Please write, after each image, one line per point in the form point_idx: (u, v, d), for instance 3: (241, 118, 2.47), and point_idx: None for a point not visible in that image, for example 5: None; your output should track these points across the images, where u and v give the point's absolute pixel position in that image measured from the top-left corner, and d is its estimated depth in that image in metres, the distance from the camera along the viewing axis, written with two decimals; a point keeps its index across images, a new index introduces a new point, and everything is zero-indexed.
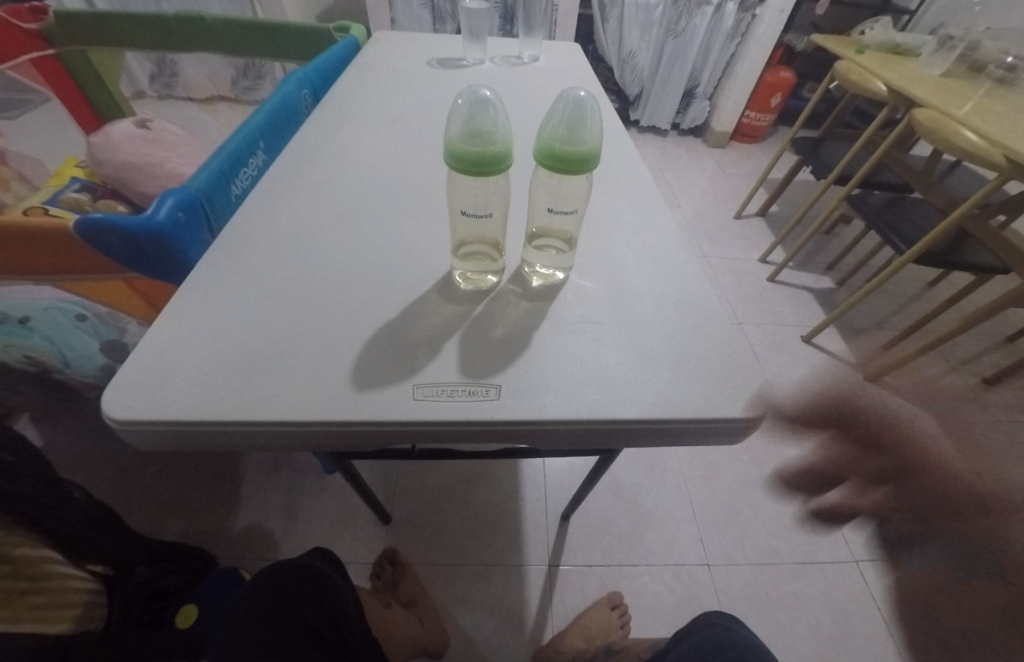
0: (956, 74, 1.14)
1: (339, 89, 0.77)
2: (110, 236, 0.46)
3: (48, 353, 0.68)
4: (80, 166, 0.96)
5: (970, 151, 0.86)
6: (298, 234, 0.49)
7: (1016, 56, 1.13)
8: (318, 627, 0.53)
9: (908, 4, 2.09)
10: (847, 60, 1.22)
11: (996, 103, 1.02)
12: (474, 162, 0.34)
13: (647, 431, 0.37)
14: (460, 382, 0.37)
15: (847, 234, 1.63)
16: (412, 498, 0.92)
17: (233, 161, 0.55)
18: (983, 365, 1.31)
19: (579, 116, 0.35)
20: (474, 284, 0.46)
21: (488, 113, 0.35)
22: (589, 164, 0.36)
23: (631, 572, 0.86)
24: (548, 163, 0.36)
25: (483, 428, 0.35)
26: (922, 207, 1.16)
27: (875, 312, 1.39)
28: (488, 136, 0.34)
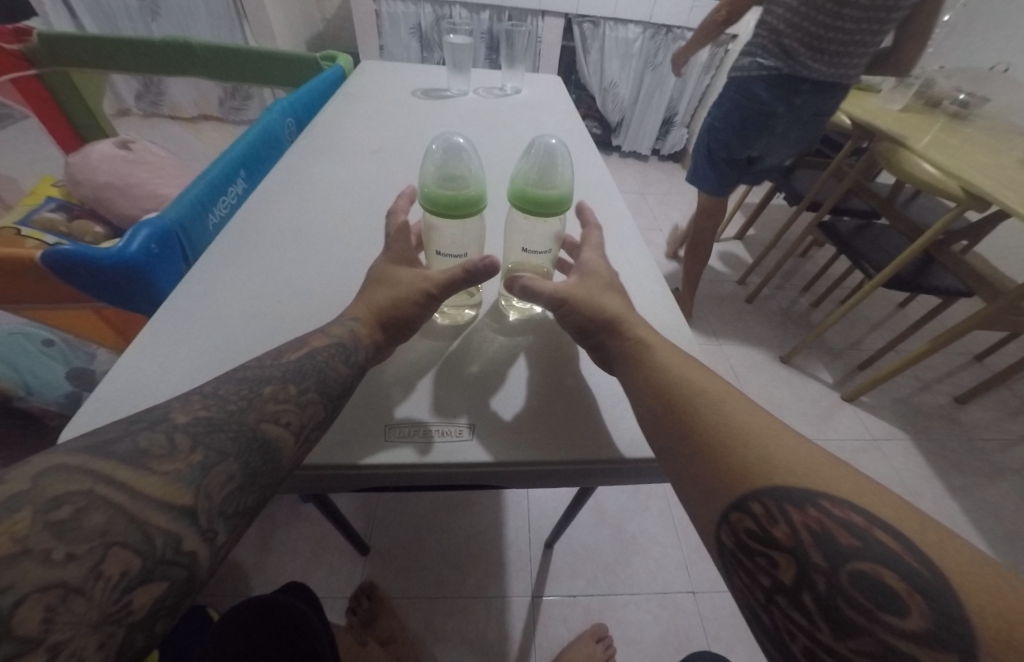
0: (915, 110, 1.21)
1: (323, 118, 0.78)
2: (76, 268, 0.45)
3: (10, 381, 0.61)
4: (57, 185, 0.95)
5: (928, 183, 0.91)
6: (275, 265, 0.49)
7: (968, 94, 1.21)
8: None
9: None
10: None
11: (952, 137, 1.08)
12: (447, 203, 0.35)
13: (624, 470, 0.37)
14: (433, 421, 0.37)
15: (820, 259, 1.69)
16: (391, 527, 0.90)
17: (211, 191, 0.54)
18: (952, 386, 1.36)
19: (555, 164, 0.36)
20: (451, 318, 0.46)
21: (463, 158, 0.36)
22: (561, 207, 0.37)
23: (616, 601, 0.85)
24: (522, 206, 0.36)
25: (457, 470, 0.35)
26: (889, 234, 1.21)
27: (851, 334, 1.43)
28: (461, 180, 0.35)
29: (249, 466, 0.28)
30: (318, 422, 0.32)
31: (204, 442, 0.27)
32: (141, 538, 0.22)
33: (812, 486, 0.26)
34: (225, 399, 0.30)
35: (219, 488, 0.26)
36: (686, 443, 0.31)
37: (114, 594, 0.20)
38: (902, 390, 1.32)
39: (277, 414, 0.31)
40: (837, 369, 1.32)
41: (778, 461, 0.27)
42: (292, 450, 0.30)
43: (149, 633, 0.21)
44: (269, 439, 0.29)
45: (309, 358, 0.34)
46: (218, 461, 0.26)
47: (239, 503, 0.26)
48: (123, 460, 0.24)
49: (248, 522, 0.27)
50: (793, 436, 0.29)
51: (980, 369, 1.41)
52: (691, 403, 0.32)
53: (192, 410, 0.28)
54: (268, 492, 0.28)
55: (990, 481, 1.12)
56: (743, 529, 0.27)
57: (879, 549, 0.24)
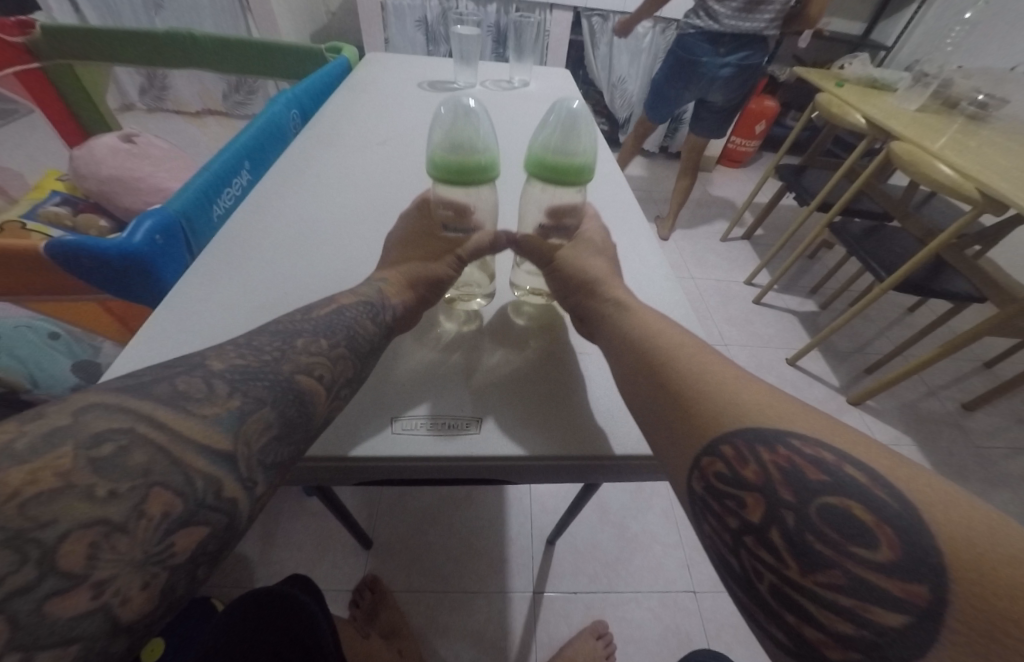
0: (931, 109, 1.18)
1: (329, 110, 0.77)
2: (79, 258, 0.44)
3: (16, 373, 0.62)
4: (61, 179, 0.95)
5: (943, 185, 0.89)
6: (279, 256, 0.48)
7: (986, 94, 1.18)
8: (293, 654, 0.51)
9: (884, 40, 2.20)
10: (828, 92, 1.26)
11: (969, 138, 1.06)
12: (459, 172, 0.35)
13: (631, 468, 0.36)
14: (440, 415, 0.36)
15: (829, 258, 1.67)
16: (394, 522, 0.90)
17: (216, 182, 0.54)
18: (960, 388, 1.34)
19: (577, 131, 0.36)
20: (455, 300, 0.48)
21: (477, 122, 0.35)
22: (578, 174, 0.37)
23: (616, 599, 0.85)
24: (538, 173, 0.37)
25: (463, 464, 0.35)
26: (900, 235, 1.20)
27: (857, 334, 1.42)
28: (468, 145, 0.35)
29: (284, 416, 0.28)
30: (347, 379, 0.34)
31: (240, 389, 0.27)
32: (181, 479, 0.22)
33: (781, 426, 0.27)
34: (260, 351, 0.31)
35: (256, 435, 0.26)
36: (660, 393, 0.32)
37: (155, 534, 0.20)
38: (907, 394, 1.31)
39: (310, 366, 0.31)
40: (843, 369, 1.31)
41: (744, 405, 0.29)
42: (325, 403, 0.31)
43: (188, 576, 0.22)
44: (302, 390, 0.30)
45: (336, 315, 0.36)
46: (255, 408, 0.27)
47: (277, 454, 0.27)
48: (161, 400, 0.24)
49: (284, 476, 0.27)
50: (756, 384, 0.31)
51: (987, 371, 1.40)
52: (664, 358, 0.34)
53: (226, 361, 0.29)
54: (304, 445, 0.29)
55: (995, 487, 1.11)
56: (713, 474, 0.28)
57: (846, 481, 0.24)
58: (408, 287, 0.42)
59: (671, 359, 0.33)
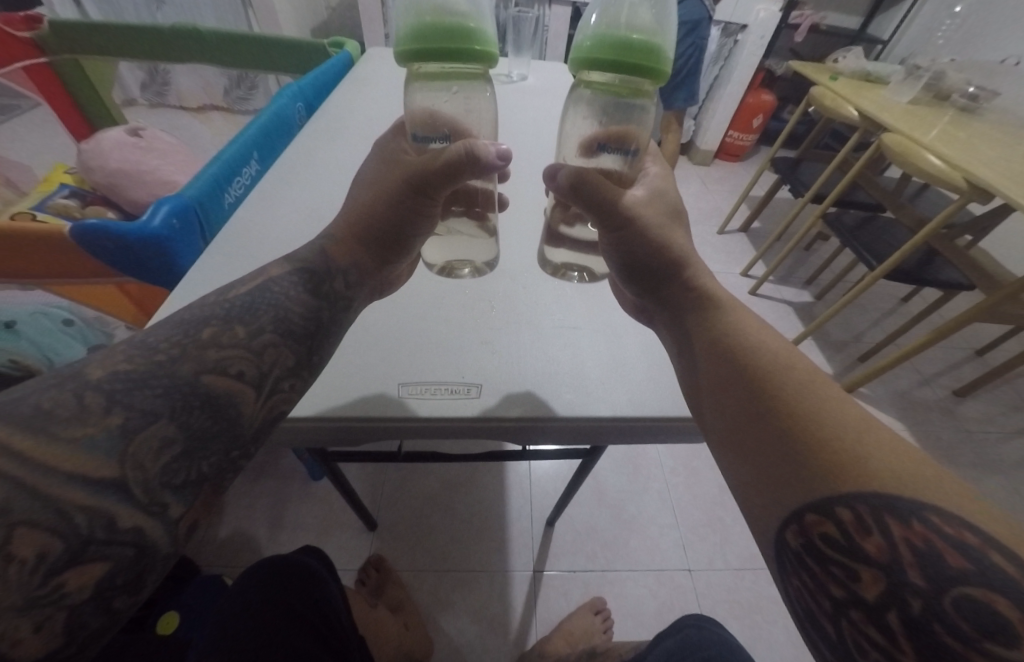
0: (923, 102, 1.20)
1: (333, 103, 0.79)
2: (102, 241, 0.47)
3: (33, 357, 0.64)
4: (69, 172, 0.97)
5: (934, 175, 0.90)
6: (289, 242, 0.51)
7: (977, 87, 1.20)
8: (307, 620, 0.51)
9: (881, 33, 2.21)
10: (822, 86, 1.28)
11: (960, 130, 1.07)
12: (441, 37, 0.31)
13: (623, 429, 0.39)
14: (446, 382, 0.40)
15: (824, 250, 1.69)
16: (398, 504, 0.93)
17: (226, 171, 0.56)
18: (952, 377, 1.37)
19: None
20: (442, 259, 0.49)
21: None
22: (623, 41, 0.31)
23: (614, 577, 0.88)
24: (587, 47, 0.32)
25: (464, 425, 0.38)
26: (894, 227, 1.22)
27: (852, 324, 1.44)
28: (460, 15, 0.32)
29: (190, 427, 0.28)
30: (287, 367, 0.34)
31: (120, 404, 0.26)
32: (56, 517, 0.22)
33: (918, 498, 0.24)
34: (154, 351, 0.30)
35: (153, 458, 0.26)
36: (760, 427, 0.30)
37: (35, 578, 0.20)
38: (900, 382, 1.33)
39: (223, 364, 0.31)
40: (837, 359, 1.34)
41: (869, 460, 0.26)
42: (250, 401, 0.31)
43: (97, 603, 0.22)
44: (213, 391, 0.30)
45: (260, 292, 0.36)
46: (145, 425, 0.26)
47: (184, 471, 0.27)
48: (25, 427, 0.23)
49: (209, 487, 0.28)
50: (889, 435, 0.27)
51: (979, 360, 1.42)
52: (780, 386, 0.31)
53: (110, 369, 0.27)
54: (231, 447, 0.30)
55: (984, 472, 1.14)
56: (819, 532, 0.26)
57: (994, 573, 0.22)
58: (356, 244, 0.42)
59: (777, 395, 0.31)
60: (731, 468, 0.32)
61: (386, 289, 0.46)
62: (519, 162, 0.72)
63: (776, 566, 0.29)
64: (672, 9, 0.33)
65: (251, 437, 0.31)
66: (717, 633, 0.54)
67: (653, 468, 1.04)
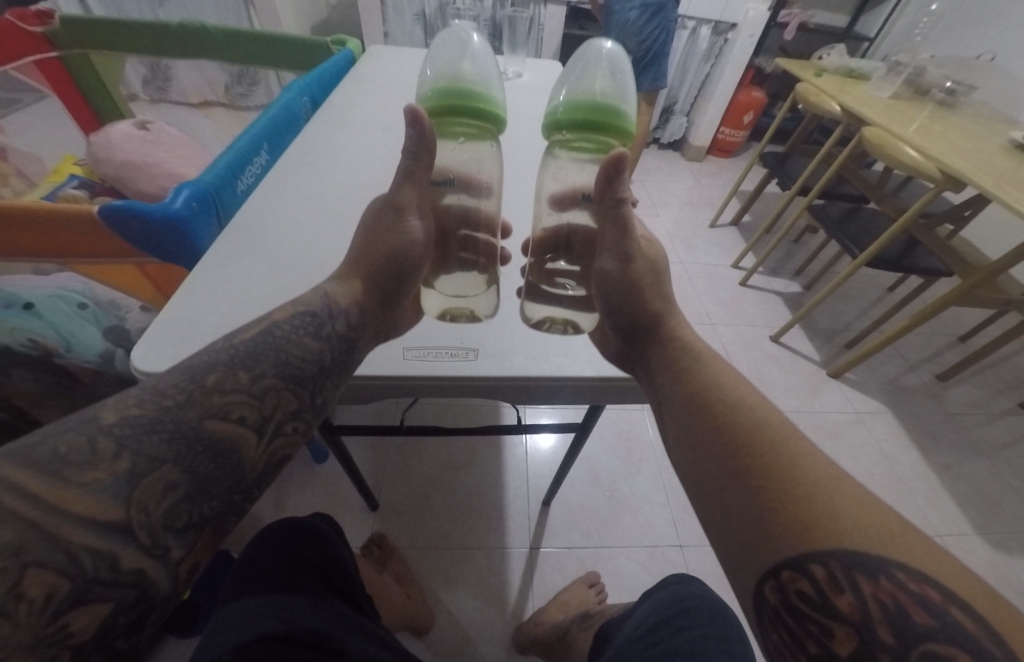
0: (904, 97, 1.25)
1: (336, 98, 0.83)
2: (129, 222, 0.50)
3: (52, 338, 0.67)
4: (78, 163, 1.00)
5: (910, 166, 0.94)
6: (296, 228, 0.54)
7: (955, 82, 1.25)
8: (321, 569, 0.50)
9: (867, 33, 2.27)
10: (807, 82, 1.32)
11: (937, 124, 1.12)
12: (459, 105, 0.42)
13: (603, 387, 0.44)
14: (444, 346, 0.44)
15: (813, 243, 1.74)
16: (398, 486, 0.96)
17: (239, 160, 0.60)
18: (935, 364, 1.41)
19: (602, 77, 0.44)
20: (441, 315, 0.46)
21: (479, 67, 0.44)
22: (598, 108, 0.42)
23: (607, 553, 0.91)
24: (567, 115, 0.42)
25: (461, 382, 0.42)
26: (877, 218, 1.26)
27: (839, 314, 1.48)
28: (471, 88, 0.42)
29: (194, 472, 0.28)
30: (291, 411, 0.34)
31: (129, 448, 0.26)
32: (62, 558, 0.22)
33: (887, 556, 0.27)
34: (164, 396, 0.29)
35: (156, 502, 0.26)
36: (742, 483, 0.33)
37: (43, 617, 0.21)
38: (885, 369, 1.37)
39: (227, 409, 0.31)
40: (824, 347, 1.38)
41: (844, 519, 0.29)
42: (253, 447, 0.31)
43: (98, 648, 0.23)
44: (217, 435, 0.30)
45: (263, 338, 0.35)
46: (150, 469, 0.26)
47: (186, 514, 0.27)
48: (35, 469, 0.23)
49: (211, 534, 0.28)
50: (857, 496, 0.30)
51: (962, 347, 1.47)
52: (760, 441, 0.34)
53: (123, 412, 0.27)
54: (234, 492, 0.30)
55: (966, 454, 1.18)
56: (797, 590, 0.28)
57: (954, 627, 0.24)
58: (359, 287, 0.43)
59: (757, 449, 0.33)
60: (713, 520, 0.34)
61: (391, 333, 0.45)
62: (514, 154, 0.75)
63: (749, 613, 0.31)
64: (629, 88, 0.45)
65: (256, 483, 0.31)
66: (697, 586, 0.57)
67: (645, 450, 1.08)
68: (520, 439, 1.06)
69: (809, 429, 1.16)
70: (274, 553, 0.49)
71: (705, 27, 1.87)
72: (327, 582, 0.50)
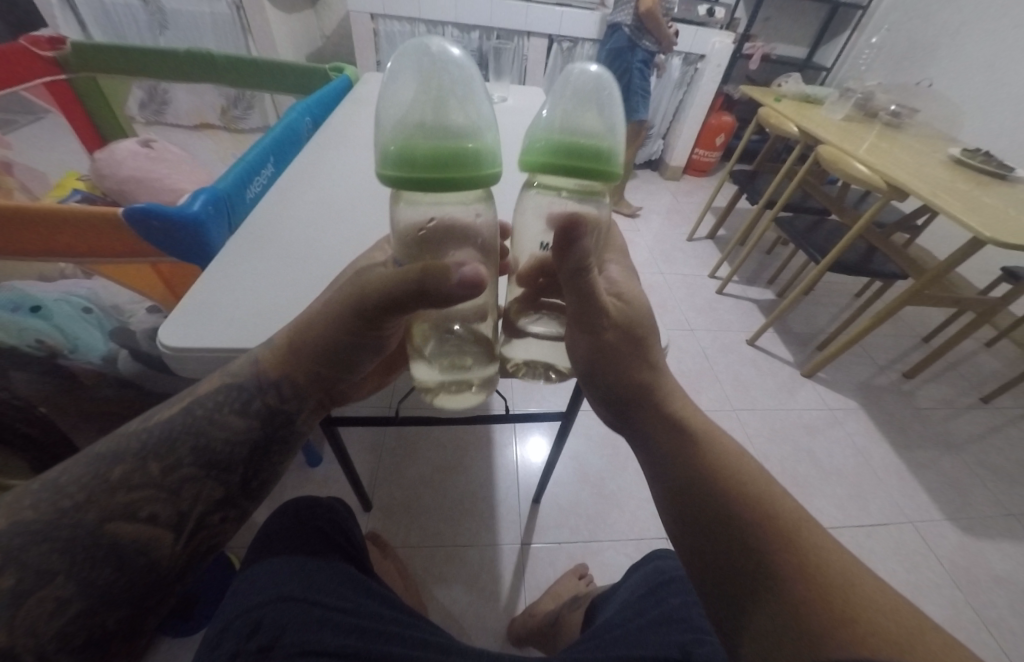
0: (854, 118, 1.37)
1: (336, 119, 0.89)
2: (148, 223, 0.54)
3: (58, 338, 0.70)
4: (81, 179, 1.04)
5: (858, 178, 1.04)
6: (302, 227, 0.59)
7: (898, 106, 1.38)
8: (335, 538, 0.54)
9: (824, 64, 2.47)
10: (768, 107, 1.43)
11: (885, 142, 1.23)
12: (427, 163, 0.29)
13: None
14: None
15: (784, 254, 1.84)
16: (392, 487, 0.99)
17: (249, 171, 0.65)
18: (902, 364, 1.49)
19: (583, 107, 0.36)
20: (445, 371, 0.40)
21: (459, 96, 0.31)
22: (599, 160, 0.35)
23: (597, 547, 0.94)
24: (555, 165, 0.35)
25: None
26: (837, 228, 1.36)
27: (810, 319, 1.57)
28: (448, 133, 0.29)
29: (90, 583, 0.34)
30: (214, 502, 0.41)
31: (16, 563, 0.32)
32: None
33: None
34: (65, 495, 0.35)
35: (48, 620, 0.32)
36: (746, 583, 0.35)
37: None
38: (855, 370, 1.44)
39: (134, 509, 0.37)
40: (798, 349, 1.45)
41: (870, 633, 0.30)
42: (167, 545, 0.38)
43: None
44: (118, 540, 0.36)
45: (176, 419, 0.41)
46: (41, 585, 0.32)
47: (82, 626, 0.33)
48: None
49: (112, 635, 0.35)
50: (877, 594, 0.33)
51: (926, 347, 1.55)
52: (768, 539, 0.35)
53: (16, 519, 0.34)
54: (138, 593, 0.36)
55: (933, 447, 1.25)
56: None
57: None
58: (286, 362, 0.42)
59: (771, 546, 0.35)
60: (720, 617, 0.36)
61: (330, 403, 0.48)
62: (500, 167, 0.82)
63: None
64: (616, 119, 0.38)
65: (168, 576, 0.38)
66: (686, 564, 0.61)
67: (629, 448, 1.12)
68: (508, 440, 1.10)
69: (786, 426, 1.22)
70: (292, 525, 0.52)
71: (676, 58, 2.01)
72: (339, 548, 0.54)
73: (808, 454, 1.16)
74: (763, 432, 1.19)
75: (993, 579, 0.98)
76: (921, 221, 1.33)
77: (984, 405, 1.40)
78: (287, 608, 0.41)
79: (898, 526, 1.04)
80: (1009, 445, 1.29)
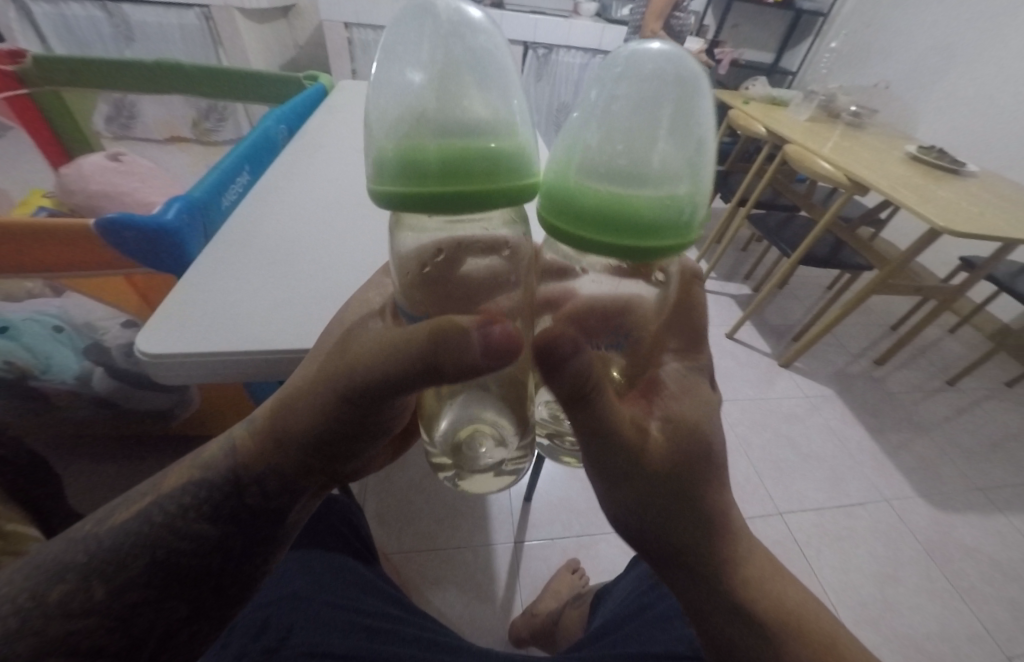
0: (818, 118, 1.43)
1: (311, 125, 0.89)
2: (124, 233, 0.53)
3: (28, 360, 0.68)
4: (47, 195, 1.01)
5: (824, 175, 1.09)
6: (279, 232, 0.59)
7: (857, 106, 1.45)
8: (347, 538, 0.59)
9: (788, 67, 2.58)
10: (737, 109, 1.49)
11: (847, 141, 1.29)
12: (422, 169, 0.22)
13: None
14: None
15: (758, 250, 1.90)
16: (383, 493, 0.98)
17: (224, 178, 0.65)
18: (873, 351, 1.56)
19: (663, 115, 0.23)
20: (452, 450, 0.33)
21: (482, 79, 0.24)
22: (654, 209, 0.23)
23: (589, 541, 0.95)
24: (579, 210, 0.23)
25: None
26: (806, 223, 1.41)
27: (785, 312, 1.62)
28: (453, 133, 0.22)
29: None
30: (179, 622, 0.35)
31: None
32: None
33: None
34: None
35: None
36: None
37: None
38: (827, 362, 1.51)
39: (75, 644, 0.31)
40: (775, 341, 1.50)
41: None
42: None
43: None
44: None
45: (134, 519, 0.36)
46: None
47: None
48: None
49: None
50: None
51: (894, 335, 1.63)
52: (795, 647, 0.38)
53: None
54: None
55: (905, 428, 1.30)
56: None
57: None
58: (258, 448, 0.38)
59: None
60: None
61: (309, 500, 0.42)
62: None
63: None
64: (702, 140, 0.24)
65: None
66: None
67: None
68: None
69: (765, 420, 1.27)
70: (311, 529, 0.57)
71: None
72: (349, 546, 0.58)
73: (788, 441, 1.19)
74: (745, 421, 1.22)
75: (965, 551, 1.03)
76: (884, 215, 1.40)
77: (950, 388, 1.47)
78: (297, 610, 0.45)
79: (875, 506, 1.08)
80: (975, 425, 1.37)
